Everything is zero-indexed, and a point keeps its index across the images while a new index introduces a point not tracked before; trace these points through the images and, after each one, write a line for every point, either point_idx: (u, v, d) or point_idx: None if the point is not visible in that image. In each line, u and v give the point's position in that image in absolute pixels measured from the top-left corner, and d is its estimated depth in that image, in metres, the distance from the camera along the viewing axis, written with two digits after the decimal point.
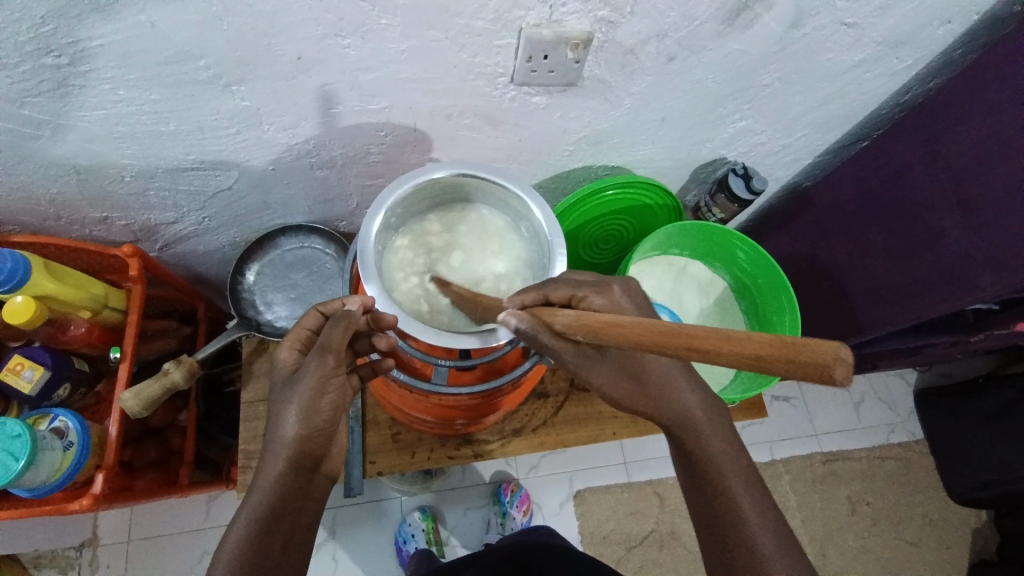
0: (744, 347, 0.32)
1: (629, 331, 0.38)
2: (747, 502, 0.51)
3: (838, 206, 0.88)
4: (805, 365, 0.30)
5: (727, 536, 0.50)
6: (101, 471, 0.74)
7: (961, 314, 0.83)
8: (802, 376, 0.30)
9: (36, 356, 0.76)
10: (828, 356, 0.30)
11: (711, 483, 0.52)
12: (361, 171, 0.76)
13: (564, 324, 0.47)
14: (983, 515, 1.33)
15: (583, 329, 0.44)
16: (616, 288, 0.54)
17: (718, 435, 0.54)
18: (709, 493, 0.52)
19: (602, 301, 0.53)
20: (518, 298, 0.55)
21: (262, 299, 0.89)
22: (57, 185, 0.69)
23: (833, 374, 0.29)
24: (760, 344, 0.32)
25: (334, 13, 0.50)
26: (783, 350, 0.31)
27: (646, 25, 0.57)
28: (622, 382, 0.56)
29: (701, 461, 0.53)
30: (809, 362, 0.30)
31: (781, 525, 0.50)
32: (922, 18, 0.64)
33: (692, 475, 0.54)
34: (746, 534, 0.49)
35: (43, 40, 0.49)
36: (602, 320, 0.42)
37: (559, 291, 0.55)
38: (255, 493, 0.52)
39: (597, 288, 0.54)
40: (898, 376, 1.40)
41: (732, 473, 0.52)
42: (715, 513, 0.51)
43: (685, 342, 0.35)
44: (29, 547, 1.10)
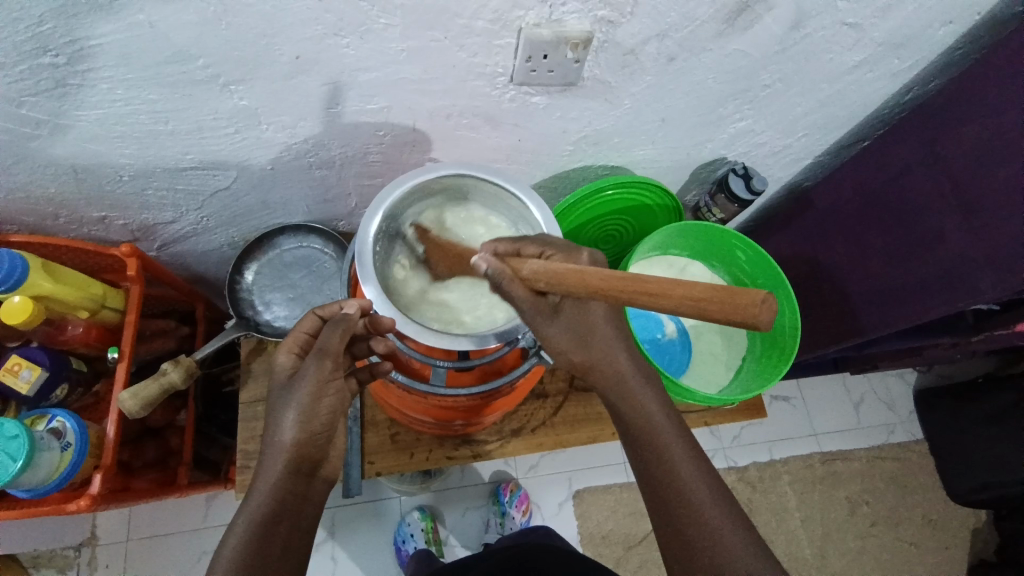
0: (688, 291, 0.38)
1: (591, 279, 0.44)
2: (683, 461, 0.53)
3: (839, 207, 0.88)
4: (733, 310, 0.36)
5: (668, 496, 0.52)
6: (99, 472, 0.74)
7: (962, 315, 0.82)
8: (733, 318, 0.36)
9: (34, 356, 0.75)
10: (759, 300, 0.35)
11: (648, 445, 0.54)
12: (360, 171, 0.76)
13: (537, 273, 0.49)
14: (981, 516, 1.34)
15: (549, 276, 0.47)
16: (586, 254, 0.53)
17: (648, 394, 0.56)
18: (647, 456, 0.54)
19: (566, 263, 0.52)
20: (490, 244, 0.54)
21: (261, 300, 0.89)
22: (55, 184, 0.68)
23: (762, 320, 0.35)
24: (703, 289, 0.38)
25: (334, 12, 0.50)
26: (720, 297, 0.36)
27: (646, 25, 0.57)
28: (573, 345, 0.55)
29: (638, 423, 0.55)
30: (735, 306, 0.36)
31: (715, 482, 0.52)
32: (923, 19, 0.64)
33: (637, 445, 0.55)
34: (684, 494, 0.51)
35: (40, 39, 0.48)
36: (564, 270, 0.46)
37: (531, 246, 0.54)
38: (254, 496, 0.51)
39: (566, 252, 0.53)
40: (898, 377, 1.41)
41: (666, 434, 0.54)
42: (653, 474, 0.53)
43: (640, 287, 0.41)
44: (27, 546, 1.10)
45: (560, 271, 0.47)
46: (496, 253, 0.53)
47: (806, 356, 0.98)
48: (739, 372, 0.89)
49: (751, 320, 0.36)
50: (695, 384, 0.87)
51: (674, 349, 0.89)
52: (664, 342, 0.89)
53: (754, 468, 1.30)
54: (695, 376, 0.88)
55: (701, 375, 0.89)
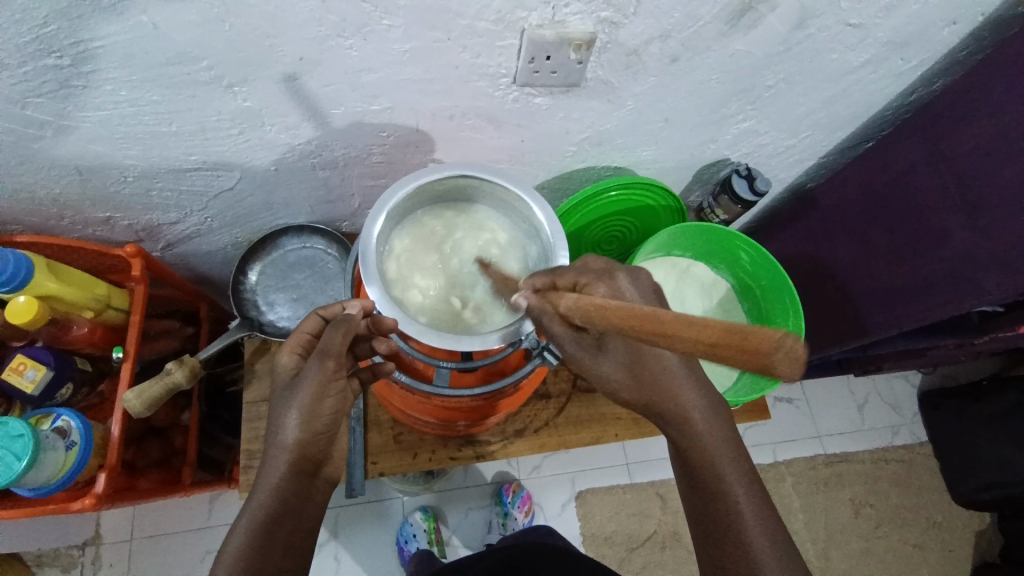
0: (702, 333, 0.36)
1: (614, 319, 0.42)
2: (744, 502, 0.52)
3: (844, 207, 0.87)
4: (756, 351, 0.34)
5: (723, 535, 0.52)
6: (103, 471, 0.74)
7: (967, 315, 0.82)
8: (749, 364, 0.34)
9: (39, 356, 0.76)
10: (775, 344, 0.33)
11: (707, 481, 0.54)
12: (363, 171, 0.76)
13: (570, 308, 0.49)
14: (986, 518, 1.33)
15: (581, 312, 0.47)
16: (619, 276, 0.53)
17: (715, 430, 0.55)
18: (706, 492, 0.54)
19: (605, 289, 0.52)
20: (529, 279, 0.55)
21: (265, 300, 0.89)
22: (60, 185, 0.69)
23: (783, 369, 0.33)
24: (716, 331, 0.35)
25: (337, 13, 0.50)
26: (744, 337, 0.34)
27: (649, 25, 0.57)
28: (626, 377, 0.55)
29: (699, 459, 0.54)
30: (757, 349, 0.34)
31: (777, 528, 0.52)
32: (927, 19, 0.63)
33: (691, 473, 0.55)
34: (741, 534, 0.51)
35: (44, 40, 0.49)
36: (594, 304, 0.45)
37: (566, 275, 0.54)
38: (256, 497, 0.52)
39: (600, 275, 0.53)
40: (902, 377, 1.41)
41: (729, 473, 0.54)
42: (711, 511, 0.53)
43: (657, 328, 0.38)
44: (32, 545, 1.10)
45: (591, 307, 0.46)
46: (535, 288, 0.55)
47: (810, 357, 0.98)
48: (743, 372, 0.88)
49: (771, 367, 0.33)
50: None
51: None
52: None
53: (757, 469, 1.30)
54: None
55: (704, 376, 0.89)
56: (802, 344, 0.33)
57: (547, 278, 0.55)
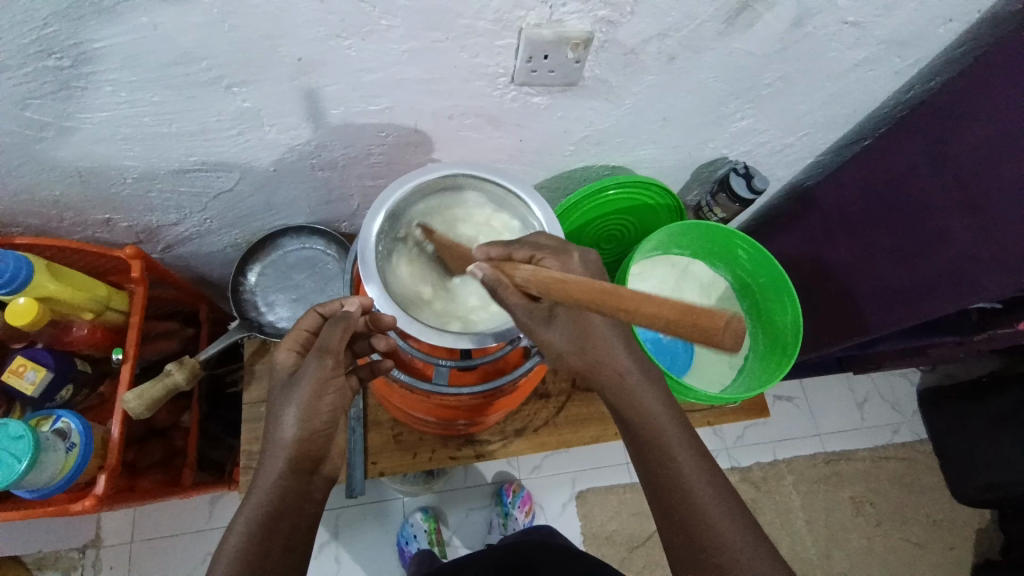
0: (661, 310, 0.39)
1: (574, 291, 0.43)
2: (687, 464, 0.54)
3: (842, 205, 0.88)
4: (704, 332, 0.37)
5: (670, 497, 0.53)
6: (104, 472, 0.75)
7: (966, 315, 0.83)
8: (700, 338, 0.38)
9: (39, 357, 0.76)
10: (723, 324, 0.37)
11: (652, 448, 0.55)
12: (363, 171, 0.76)
13: (527, 279, 0.48)
14: (986, 515, 1.33)
15: (538, 284, 0.46)
16: (573, 254, 0.53)
17: (654, 396, 0.57)
18: (650, 458, 0.55)
19: (557, 262, 0.53)
20: (483, 250, 0.54)
21: (265, 300, 0.89)
22: (60, 187, 0.69)
23: (727, 344, 0.37)
24: (674, 309, 0.38)
25: (337, 14, 0.50)
26: (697, 317, 0.37)
27: (647, 24, 0.57)
28: (573, 349, 0.55)
29: (642, 426, 0.56)
30: (706, 328, 0.37)
31: (717, 479, 0.54)
32: (924, 17, 0.64)
33: (636, 438, 0.56)
34: (687, 495, 0.53)
35: (45, 41, 0.49)
36: (550, 277, 0.45)
37: (522, 250, 0.54)
38: (256, 494, 0.52)
39: (555, 251, 0.54)
40: (902, 375, 1.41)
41: (671, 437, 0.55)
42: (657, 476, 0.55)
43: (616, 303, 0.40)
44: (33, 548, 1.10)
45: (546, 278, 0.46)
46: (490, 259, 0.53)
47: (810, 355, 0.98)
48: (743, 370, 0.88)
49: (718, 342, 0.37)
50: (699, 384, 0.87)
51: (676, 349, 0.88)
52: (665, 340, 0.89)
53: (757, 467, 1.30)
54: (697, 376, 0.88)
55: (704, 374, 0.89)
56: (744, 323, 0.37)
57: (501, 251, 0.54)
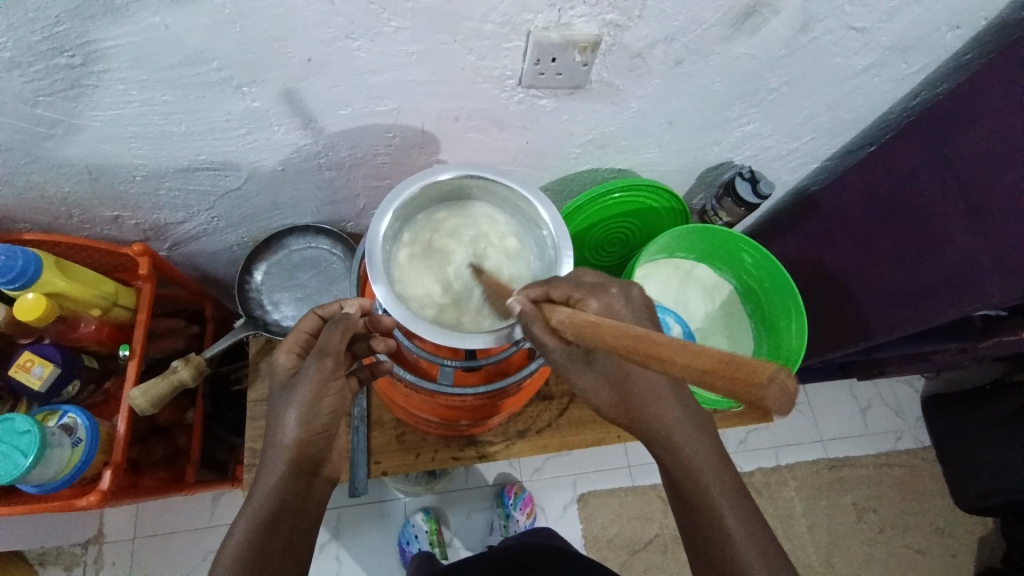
0: (693, 361, 0.35)
1: (607, 333, 0.41)
2: (731, 515, 0.53)
3: (846, 210, 0.88)
4: (748, 386, 0.32)
5: (710, 547, 0.52)
6: (108, 468, 0.75)
7: (970, 320, 0.82)
8: (742, 394, 0.33)
9: (47, 353, 0.76)
10: (768, 379, 0.32)
11: (693, 495, 0.54)
12: (369, 172, 0.76)
13: (562, 322, 0.48)
14: (989, 524, 1.32)
15: (573, 328, 0.46)
16: (613, 291, 0.52)
17: (699, 443, 0.55)
18: (692, 505, 0.54)
19: (599, 304, 0.51)
20: (524, 290, 0.54)
21: (270, 299, 0.90)
22: (69, 184, 0.69)
23: (774, 403, 0.32)
24: (709, 359, 0.34)
25: (346, 15, 0.51)
26: (737, 367, 0.33)
27: (653, 28, 0.57)
28: (608, 390, 0.55)
29: (681, 471, 0.54)
30: (747, 382, 0.32)
31: (767, 542, 0.52)
32: (930, 23, 0.64)
33: (680, 493, 0.55)
34: (728, 545, 0.52)
35: (56, 40, 0.49)
36: (587, 322, 0.44)
37: (559, 288, 0.53)
38: (255, 497, 0.52)
39: (593, 290, 0.52)
40: (905, 381, 1.40)
41: (713, 485, 0.54)
42: (699, 525, 0.53)
43: (648, 349, 0.38)
44: (35, 543, 1.11)
45: (582, 320, 0.45)
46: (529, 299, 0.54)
47: (813, 360, 0.98)
48: None
49: (767, 401, 0.32)
50: None
51: None
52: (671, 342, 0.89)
53: (759, 472, 1.30)
54: None
55: None
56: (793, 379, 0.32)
57: (540, 290, 0.54)
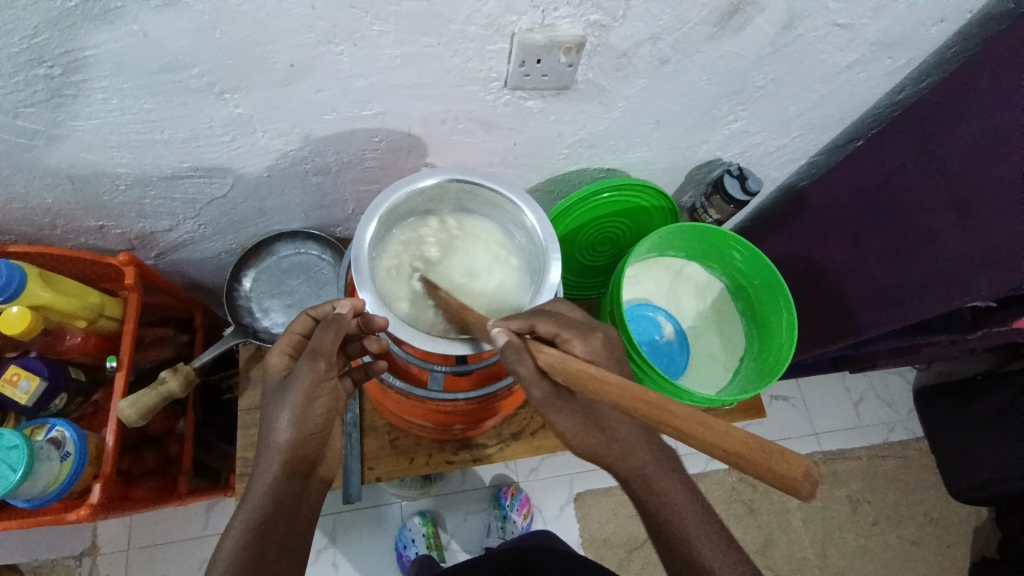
0: (724, 441, 0.39)
1: (617, 393, 0.43)
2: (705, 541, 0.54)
3: (835, 205, 0.88)
4: (779, 474, 0.38)
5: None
6: (98, 481, 0.74)
7: (960, 314, 0.83)
8: (769, 473, 0.38)
9: (32, 366, 0.75)
10: (802, 471, 0.37)
11: (674, 533, 0.54)
12: (356, 177, 0.76)
13: (555, 367, 0.49)
14: (983, 513, 1.33)
15: (570, 376, 0.47)
16: (598, 334, 0.56)
17: (668, 476, 0.57)
18: (669, 539, 0.54)
19: (582, 346, 0.54)
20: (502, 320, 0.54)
21: (259, 306, 0.89)
22: (52, 194, 0.69)
23: (798, 485, 0.37)
24: (741, 441, 0.38)
25: (328, 19, 0.50)
26: (772, 453, 0.38)
27: (639, 28, 0.57)
28: (583, 432, 0.56)
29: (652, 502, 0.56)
30: (781, 468, 0.38)
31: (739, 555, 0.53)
32: (915, 18, 0.64)
33: (656, 525, 0.55)
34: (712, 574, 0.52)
35: (36, 50, 0.49)
36: (587, 373, 0.45)
37: (546, 323, 0.54)
38: (249, 499, 0.52)
39: (581, 332, 0.55)
40: (898, 374, 1.41)
41: (690, 517, 0.55)
42: (678, 559, 0.54)
43: (670, 421, 0.40)
44: (28, 556, 1.10)
45: (584, 374, 0.46)
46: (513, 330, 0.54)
47: (805, 356, 0.98)
48: (737, 373, 0.88)
49: (791, 483, 0.38)
50: (694, 387, 0.88)
51: (672, 351, 0.90)
52: (665, 342, 0.90)
53: None
54: (693, 377, 0.88)
55: (699, 376, 0.89)
56: (815, 467, 0.37)
57: (524, 321, 0.54)
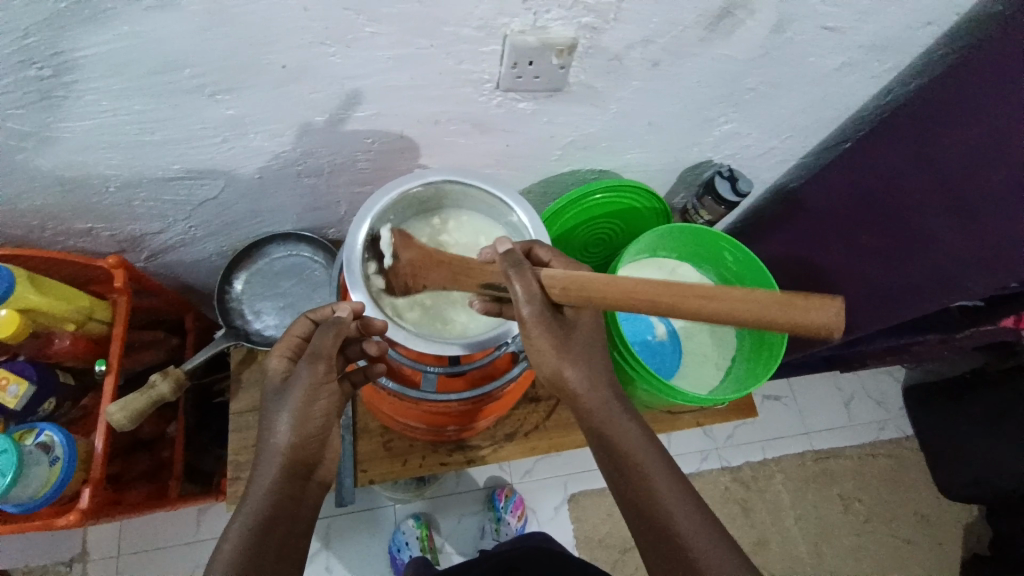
0: (749, 297, 0.40)
1: (627, 286, 0.45)
2: (678, 508, 0.52)
3: (825, 206, 0.89)
4: (807, 322, 0.39)
5: (659, 541, 0.51)
6: (87, 486, 0.74)
7: (948, 310, 0.83)
8: (798, 322, 0.39)
9: (21, 370, 0.75)
10: (830, 307, 0.39)
11: (644, 493, 0.53)
12: (350, 178, 0.76)
13: (554, 280, 0.50)
14: (974, 510, 1.35)
15: (573, 285, 0.48)
16: (588, 271, 0.57)
17: (644, 442, 0.56)
18: (639, 497, 0.53)
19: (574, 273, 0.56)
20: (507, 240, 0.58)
21: (251, 308, 0.89)
22: (41, 197, 0.68)
23: (828, 318, 0.39)
24: (763, 297, 0.40)
25: (320, 21, 0.50)
26: (794, 306, 0.39)
27: (630, 30, 0.57)
28: (568, 362, 0.56)
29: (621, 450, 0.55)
30: (805, 318, 0.39)
31: (708, 523, 0.51)
32: (903, 21, 0.65)
33: (628, 483, 0.54)
34: (677, 535, 0.51)
35: (25, 52, 0.48)
36: (593, 276, 0.48)
37: (543, 250, 0.58)
38: (249, 502, 0.51)
39: (572, 264, 0.58)
40: (887, 372, 1.43)
41: (663, 483, 0.53)
42: (647, 516, 0.52)
43: (690, 293, 0.42)
44: (18, 563, 1.08)
45: (584, 282, 0.48)
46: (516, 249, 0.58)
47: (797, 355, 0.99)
48: (728, 372, 0.89)
49: (818, 323, 0.39)
50: (688, 387, 0.87)
51: (665, 351, 0.89)
52: (656, 341, 0.90)
53: (747, 467, 1.31)
54: (687, 377, 0.88)
55: (692, 376, 0.89)
56: (836, 303, 0.39)
57: (523, 245, 0.59)
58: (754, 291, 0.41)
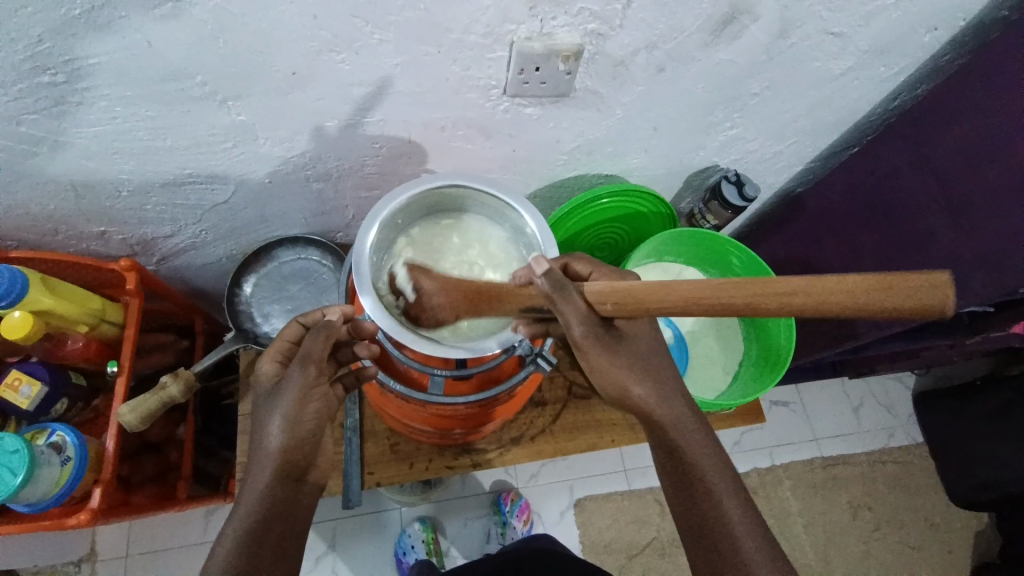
0: (832, 284, 0.37)
1: (685, 290, 0.42)
2: (730, 504, 0.54)
3: (831, 210, 0.89)
4: (908, 300, 0.35)
5: (703, 530, 0.53)
6: (98, 486, 0.74)
7: (958, 317, 0.82)
8: (901, 304, 0.36)
9: (34, 371, 0.76)
10: (927, 284, 0.35)
11: (695, 484, 0.55)
12: (357, 182, 0.76)
13: (602, 292, 0.48)
14: (984, 518, 1.33)
15: (621, 296, 0.46)
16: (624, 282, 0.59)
17: (700, 439, 0.57)
18: (690, 487, 0.55)
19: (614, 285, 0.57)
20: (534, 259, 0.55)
21: (260, 311, 0.89)
22: (54, 201, 0.69)
23: (922, 295, 0.35)
24: (853, 281, 0.37)
25: (329, 29, 0.51)
26: (892, 283, 0.36)
27: (635, 37, 0.58)
28: (614, 372, 0.56)
29: (689, 457, 0.56)
30: (904, 296, 0.36)
31: (757, 522, 0.53)
32: (908, 26, 0.65)
33: (681, 474, 0.56)
34: (726, 528, 0.53)
35: (38, 58, 0.49)
36: (642, 286, 0.45)
37: (580, 264, 0.59)
38: (242, 506, 0.52)
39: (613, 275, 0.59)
40: (896, 380, 1.41)
41: (718, 479, 0.55)
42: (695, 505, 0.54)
43: (759, 290, 0.39)
44: (27, 563, 1.09)
45: (638, 292, 0.45)
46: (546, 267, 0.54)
47: (804, 360, 0.99)
48: (737, 376, 0.89)
49: (921, 302, 0.35)
50: (693, 391, 0.87)
51: (671, 355, 0.89)
52: (662, 346, 0.90)
53: (754, 473, 1.31)
54: (693, 382, 0.88)
55: (700, 380, 0.89)
56: (932, 282, 0.35)
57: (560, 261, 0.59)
58: (832, 277, 0.37)
